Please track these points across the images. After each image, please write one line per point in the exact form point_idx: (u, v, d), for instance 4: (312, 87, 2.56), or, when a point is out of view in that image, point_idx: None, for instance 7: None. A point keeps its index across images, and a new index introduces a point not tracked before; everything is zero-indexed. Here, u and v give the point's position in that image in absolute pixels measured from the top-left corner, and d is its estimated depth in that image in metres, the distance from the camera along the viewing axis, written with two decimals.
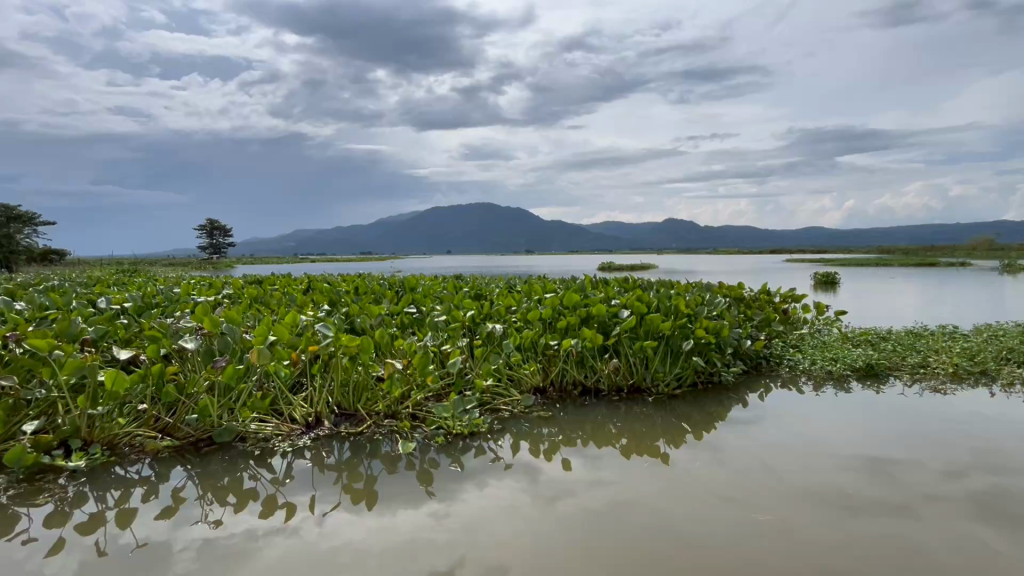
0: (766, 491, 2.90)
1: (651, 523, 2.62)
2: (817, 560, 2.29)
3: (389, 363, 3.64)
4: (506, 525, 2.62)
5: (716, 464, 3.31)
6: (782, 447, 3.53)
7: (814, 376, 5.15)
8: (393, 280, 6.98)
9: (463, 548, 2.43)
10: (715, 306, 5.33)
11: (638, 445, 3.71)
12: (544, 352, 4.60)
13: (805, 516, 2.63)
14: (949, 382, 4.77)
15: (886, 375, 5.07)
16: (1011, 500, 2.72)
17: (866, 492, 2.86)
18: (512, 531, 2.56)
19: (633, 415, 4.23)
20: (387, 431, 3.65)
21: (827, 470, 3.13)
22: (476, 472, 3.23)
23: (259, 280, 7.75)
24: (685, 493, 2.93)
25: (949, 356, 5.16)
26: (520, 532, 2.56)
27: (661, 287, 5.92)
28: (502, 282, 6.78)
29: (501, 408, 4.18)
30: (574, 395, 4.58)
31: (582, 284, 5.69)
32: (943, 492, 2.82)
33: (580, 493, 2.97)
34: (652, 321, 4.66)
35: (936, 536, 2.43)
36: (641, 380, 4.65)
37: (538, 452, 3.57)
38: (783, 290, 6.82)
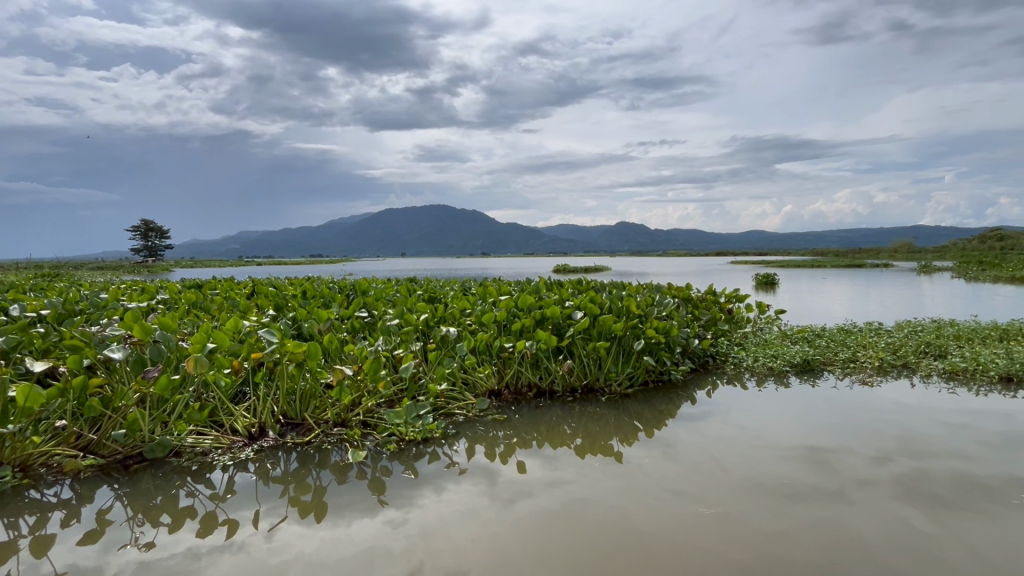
0: (713, 484, 3.01)
1: (607, 521, 2.65)
2: (763, 548, 2.39)
3: (338, 370, 3.49)
4: (465, 529, 2.59)
5: (667, 460, 3.40)
6: (727, 440, 3.67)
7: (757, 372, 5.41)
8: (343, 283, 6.77)
9: (421, 555, 2.38)
10: (664, 307, 5.51)
11: (592, 444, 3.76)
12: (499, 354, 4.58)
13: (750, 506, 2.75)
14: (876, 374, 5.12)
15: (821, 369, 5.40)
16: (930, 481, 2.95)
17: (804, 480, 3.02)
18: (470, 535, 2.53)
19: (587, 415, 4.29)
20: (336, 440, 3.53)
21: (767, 462, 3.28)
22: (433, 477, 3.17)
23: (197, 283, 7.34)
24: (639, 489, 3.00)
25: (875, 350, 5.55)
26: (478, 535, 2.53)
27: (613, 288, 6.07)
28: (457, 284, 6.78)
29: (456, 412, 4.12)
30: (528, 397, 4.60)
31: (537, 286, 5.74)
32: (873, 477, 3.02)
33: (538, 493, 2.98)
34: (605, 322, 4.75)
35: (867, 519, 2.59)
36: (594, 380, 4.73)
37: (493, 455, 3.55)
38: (727, 290, 7.13)
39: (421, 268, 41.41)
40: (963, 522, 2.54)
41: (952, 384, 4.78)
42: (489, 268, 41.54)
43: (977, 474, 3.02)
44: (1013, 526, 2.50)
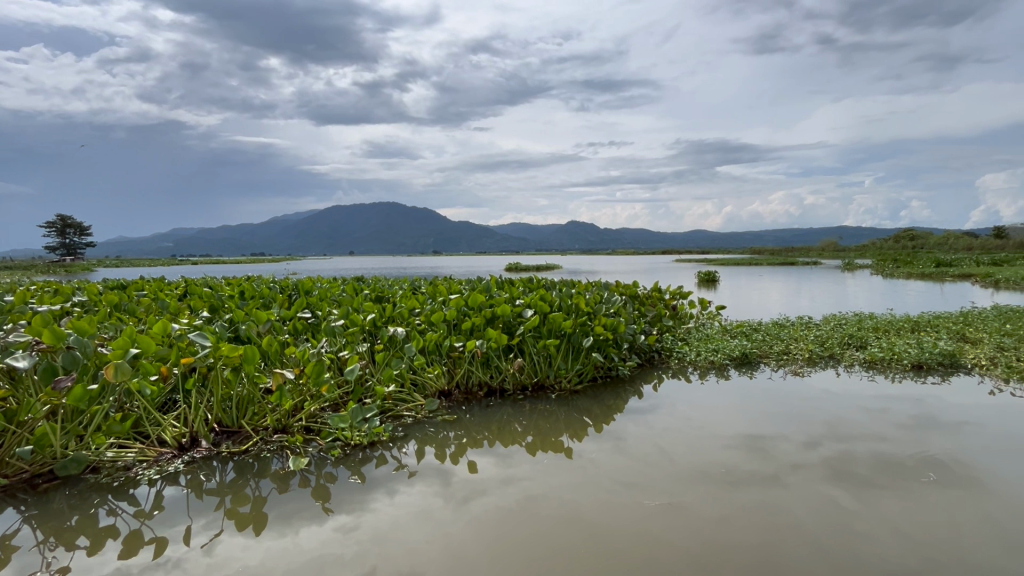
0: (659, 474, 3.10)
1: (560, 515, 2.68)
2: (707, 533, 2.48)
3: (277, 374, 3.30)
4: (418, 531, 2.53)
5: (617, 453, 3.47)
6: (673, 432, 3.79)
7: (699, 366, 5.64)
8: (285, 282, 6.49)
9: (375, 559, 2.31)
10: (612, 304, 5.64)
11: (542, 441, 3.78)
12: (449, 354, 4.51)
13: (694, 494, 2.85)
14: (806, 365, 5.46)
15: (757, 362, 5.69)
16: (854, 463, 3.17)
17: (743, 466, 3.17)
18: (426, 536, 2.49)
19: (538, 413, 4.32)
20: (276, 448, 3.37)
21: (709, 451, 3.41)
22: (383, 481, 3.09)
23: (120, 284, 6.81)
24: (591, 482, 3.05)
25: (805, 343, 5.91)
26: (433, 536, 2.49)
27: (564, 286, 6.14)
28: (406, 283, 6.65)
29: (404, 413, 4.04)
30: (479, 396, 4.57)
31: (487, 284, 5.72)
32: (805, 461, 3.21)
33: (492, 491, 2.97)
34: (554, 320, 4.78)
35: (799, 500, 2.75)
36: (545, 378, 4.76)
37: (444, 456, 3.50)
38: (671, 287, 7.38)
39: (371, 268, 40.44)
40: (882, 499, 2.75)
41: (872, 372, 5.18)
42: (440, 267, 41.11)
43: (895, 455, 3.28)
44: (926, 501, 2.73)
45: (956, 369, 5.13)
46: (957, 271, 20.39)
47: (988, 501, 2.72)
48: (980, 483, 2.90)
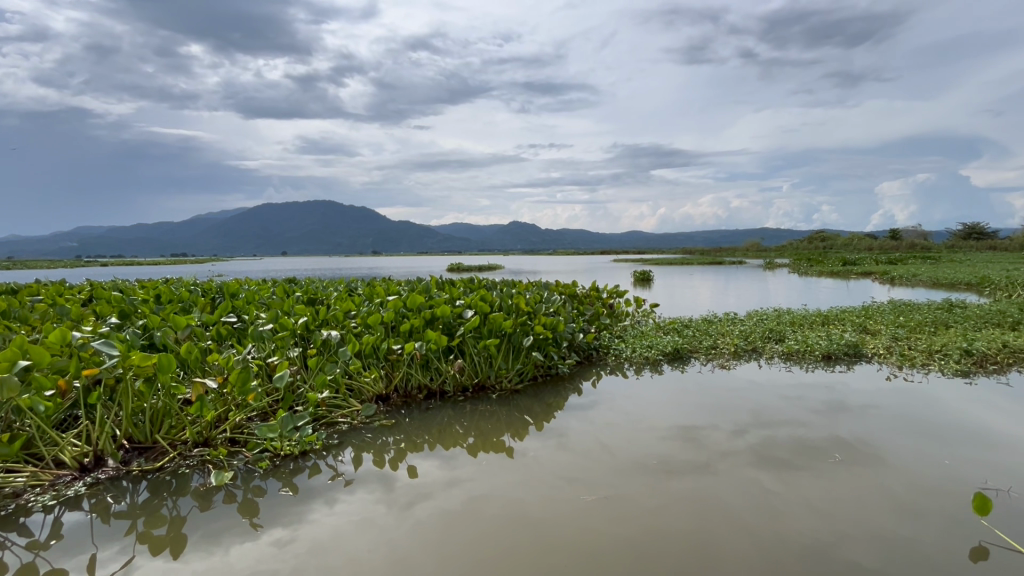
0: (600, 468, 3.18)
1: (505, 514, 2.68)
2: (644, 521, 2.58)
3: (196, 383, 3.06)
4: (360, 540, 2.44)
5: (560, 450, 3.53)
6: (613, 427, 3.90)
7: (635, 362, 5.84)
8: (207, 285, 6.07)
9: (314, 572, 2.21)
10: (552, 303, 5.73)
11: (484, 442, 3.77)
12: (387, 357, 4.40)
13: (633, 485, 2.95)
14: (732, 358, 5.80)
15: (688, 356, 5.97)
16: (776, 447, 3.40)
17: (677, 456, 3.32)
18: (369, 544, 2.41)
19: (479, 413, 4.30)
20: (196, 463, 3.14)
21: (647, 443, 3.54)
22: (319, 491, 2.95)
23: (10, 287, 6.10)
24: (535, 480, 3.07)
25: (731, 338, 6.29)
26: (376, 544, 2.41)
27: (504, 286, 6.17)
28: (342, 285, 6.42)
29: (339, 420, 3.89)
30: (418, 399, 4.50)
31: (427, 285, 5.63)
32: (734, 448, 3.40)
33: (437, 494, 2.92)
34: (495, 320, 4.77)
35: (728, 485, 2.92)
36: (485, 378, 4.75)
37: (383, 462, 3.41)
38: (608, 286, 7.61)
39: (305, 269, 38.76)
40: (800, 479, 2.98)
41: (789, 363, 5.59)
42: (380, 267, 40.10)
43: (811, 438, 3.55)
44: (838, 479, 2.98)
45: (859, 358, 5.65)
46: (858, 269, 22.49)
47: (890, 475, 3.01)
48: (881, 460, 3.20)
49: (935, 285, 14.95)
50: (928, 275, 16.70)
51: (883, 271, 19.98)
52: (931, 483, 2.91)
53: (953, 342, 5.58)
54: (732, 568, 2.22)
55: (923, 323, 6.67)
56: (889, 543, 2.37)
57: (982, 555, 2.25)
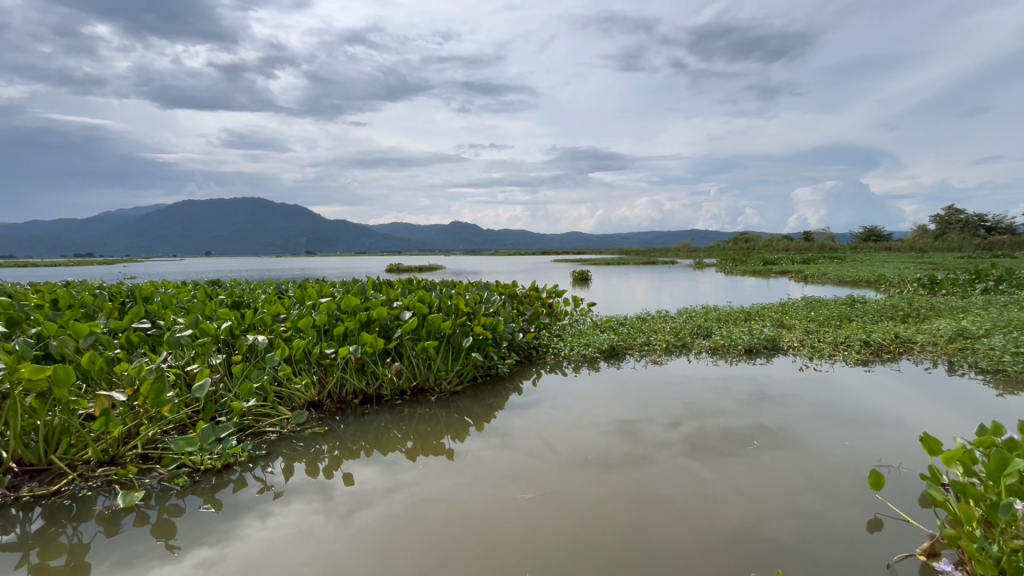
0: (544, 465, 3.22)
1: (449, 517, 2.65)
2: (586, 514, 2.65)
3: (100, 397, 2.77)
4: (296, 554, 2.33)
5: (503, 449, 3.54)
6: (555, 424, 3.96)
7: (573, 360, 5.98)
8: (116, 288, 5.56)
9: None
10: (492, 304, 5.75)
11: (424, 446, 3.71)
12: (319, 362, 4.22)
13: (575, 479, 3.01)
14: (664, 354, 6.07)
15: (623, 353, 6.19)
16: (707, 437, 3.59)
17: (616, 449, 3.42)
18: (307, 557, 2.30)
19: (418, 417, 4.23)
20: (101, 484, 2.87)
21: (588, 439, 3.62)
22: (249, 505, 2.78)
23: None
24: (479, 480, 3.06)
25: (663, 334, 6.58)
26: (313, 557, 2.31)
27: (444, 287, 6.11)
28: (271, 287, 6.09)
29: (267, 429, 3.68)
30: (354, 405, 4.35)
31: (363, 287, 5.46)
32: (668, 439, 3.56)
33: (378, 501, 2.84)
34: (433, 321, 4.70)
35: (663, 475, 3.04)
36: (424, 381, 4.67)
37: (317, 471, 3.27)
38: (547, 286, 7.73)
39: (231, 270, 36.44)
40: (727, 465, 3.16)
41: (715, 357, 5.93)
42: (314, 268, 38.45)
43: (737, 427, 3.78)
44: (758, 463, 3.19)
45: (776, 351, 6.10)
46: (775, 268, 24.32)
47: (802, 457, 3.26)
48: (798, 444, 3.46)
49: (841, 283, 16.40)
50: (834, 275, 17.85)
51: (796, 270, 21.72)
52: (838, 463, 3.18)
53: (854, 334, 6.15)
54: (665, 554, 2.32)
55: (830, 317, 7.32)
56: (802, 520, 2.56)
57: (878, 526, 2.49)
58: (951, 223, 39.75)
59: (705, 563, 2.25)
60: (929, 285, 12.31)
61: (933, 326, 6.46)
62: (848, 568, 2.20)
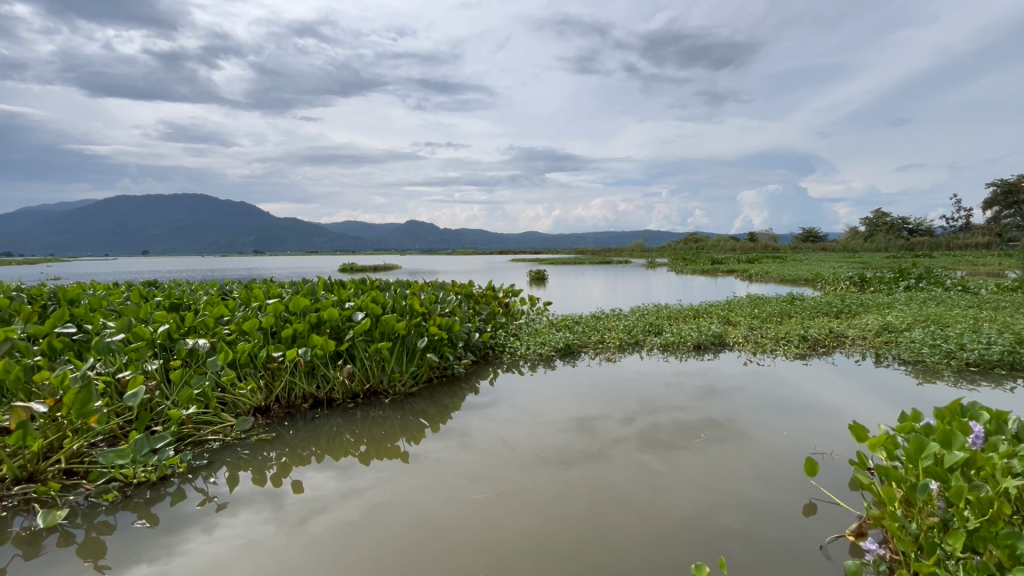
0: (502, 464, 3.22)
1: (406, 520, 2.61)
2: (543, 511, 2.67)
3: (16, 408, 2.55)
4: (245, 567, 2.22)
5: (461, 449, 3.52)
6: (513, 423, 3.97)
7: (530, 359, 6.02)
8: (38, 290, 5.14)
9: None
10: (447, 304, 5.71)
11: (378, 449, 3.63)
12: (266, 365, 4.05)
13: (533, 477, 3.03)
14: (617, 351, 6.22)
15: (579, 351, 6.29)
16: (659, 431, 3.71)
17: (573, 446, 3.47)
18: (256, 570, 2.21)
19: (371, 420, 4.14)
20: (18, 503, 2.64)
21: (546, 436, 3.65)
22: (191, 518, 2.64)
23: None
24: (437, 481, 3.03)
25: (617, 332, 6.74)
26: (263, 569, 2.22)
27: (398, 287, 6.01)
28: (214, 287, 5.80)
29: (209, 438, 3.50)
30: (303, 409, 4.21)
31: (313, 287, 5.29)
32: (623, 435, 3.64)
33: (333, 506, 2.76)
34: (387, 322, 4.61)
35: (618, 469, 3.11)
36: (378, 383, 4.57)
37: (264, 479, 3.13)
38: (503, 285, 7.74)
39: (170, 270, 34.38)
40: (678, 458, 3.27)
41: (666, 353, 6.13)
42: (262, 268, 36.87)
43: (688, 420, 3.91)
44: (706, 454, 3.32)
45: (722, 347, 6.36)
46: (722, 268, 25.38)
47: (746, 447, 3.42)
48: (743, 435, 3.62)
49: (782, 281, 17.30)
50: (776, 273, 18.84)
51: (741, 269, 22.75)
52: (778, 451, 3.35)
53: (793, 329, 6.51)
54: (620, 547, 2.38)
55: (772, 314, 7.71)
56: (746, 507, 2.69)
57: (814, 510, 2.65)
58: (879, 225, 42.79)
59: (657, 553, 2.32)
60: (859, 284, 13.20)
61: (862, 321, 6.93)
62: (788, 550, 2.33)
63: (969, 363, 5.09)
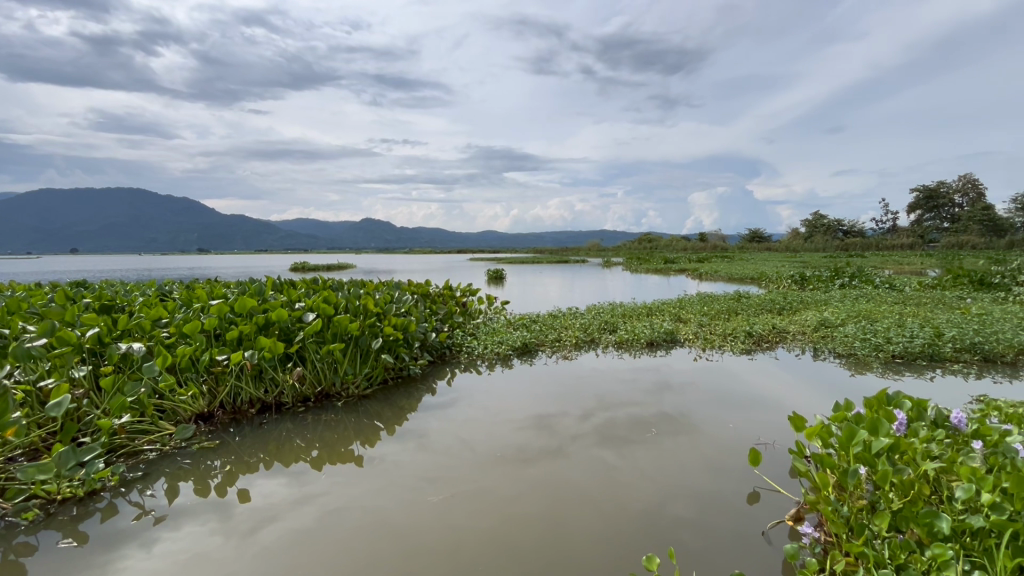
0: (462, 464, 3.20)
1: (363, 525, 2.54)
2: (503, 510, 2.67)
3: None
4: None
5: (420, 451, 3.47)
6: (472, 422, 3.96)
7: (487, 358, 6.01)
8: None
9: None
10: (403, 304, 5.62)
11: (331, 454, 3.52)
12: (209, 369, 3.85)
13: (491, 476, 3.03)
14: (574, 349, 6.31)
15: (536, 349, 6.33)
16: (615, 426, 3.79)
17: (532, 444, 3.49)
18: None
19: (324, 424, 4.01)
20: None
21: (505, 435, 3.66)
22: (127, 534, 2.47)
23: None
24: (395, 484, 2.98)
25: (573, 331, 6.83)
26: None
27: (352, 286, 5.87)
28: (151, 288, 5.47)
29: (144, 448, 3.30)
30: (250, 414, 4.03)
31: (261, 287, 5.08)
32: (581, 431, 3.70)
33: (285, 514, 2.65)
34: (340, 323, 4.48)
35: (575, 465, 3.16)
36: (330, 386, 4.45)
37: (208, 490, 2.98)
38: (460, 285, 7.70)
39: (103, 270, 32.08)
40: (633, 452, 3.35)
41: (621, 350, 6.27)
42: (206, 267, 35.00)
43: (643, 415, 4.02)
44: (657, 448, 3.42)
45: (674, 343, 6.57)
46: (673, 267, 26.22)
47: (696, 440, 3.54)
48: (695, 428, 3.75)
49: (730, 280, 18.07)
50: (725, 272, 19.63)
51: (692, 269, 23.58)
52: (725, 443, 3.50)
53: (739, 326, 6.82)
54: (577, 542, 2.41)
55: (720, 311, 8.05)
56: (696, 498, 2.78)
57: (757, 498, 2.77)
58: (817, 227, 45.44)
59: (613, 547, 2.37)
60: (800, 282, 13.96)
61: (802, 317, 7.33)
62: (735, 537, 2.43)
63: (895, 354, 5.49)
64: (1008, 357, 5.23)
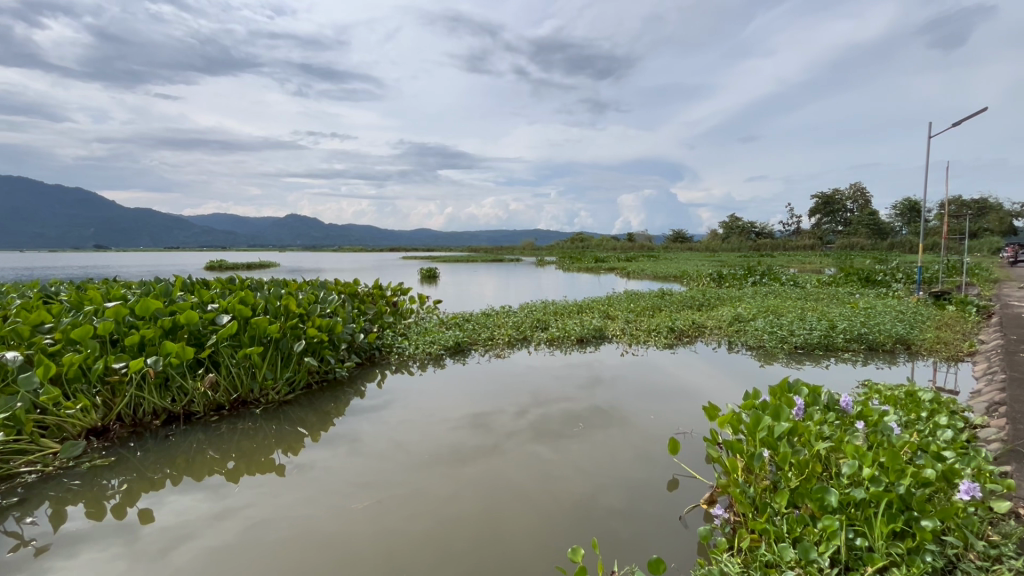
0: (395, 467, 3.11)
1: (288, 537, 2.41)
2: (436, 511, 2.63)
3: None
4: None
5: (351, 456, 3.33)
6: (406, 424, 3.86)
7: (419, 358, 5.90)
8: None
9: None
10: (329, 304, 5.38)
11: (249, 465, 3.30)
12: (104, 379, 3.49)
13: (425, 478, 2.97)
14: (506, 347, 6.34)
15: (468, 348, 6.30)
16: (549, 421, 3.85)
17: (467, 443, 3.47)
18: None
19: (240, 433, 3.75)
20: None
21: (440, 435, 3.60)
22: (5, 568, 2.18)
23: None
24: (325, 492, 2.85)
25: (506, 329, 6.87)
26: None
27: (272, 286, 5.54)
28: (32, 290, 4.85)
29: (21, 471, 2.92)
30: (154, 427, 3.69)
31: (167, 288, 4.67)
32: (516, 428, 3.72)
33: (202, 531, 2.45)
34: (257, 324, 4.21)
35: (508, 463, 3.17)
36: (247, 392, 4.17)
37: (103, 512, 2.69)
38: (390, 284, 7.50)
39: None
40: (564, 446, 3.42)
41: (552, 347, 6.39)
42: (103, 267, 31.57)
43: (575, 410, 4.11)
44: (587, 441, 3.51)
45: (602, 339, 6.80)
46: (603, 266, 27.09)
47: (625, 432, 3.68)
48: (623, 420, 3.90)
49: (654, 278, 18.98)
50: (650, 271, 20.52)
51: (620, 268, 24.53)
52: (651, 433, 3.66)
53: (663, 322, 7.18)
54: (509, 538, 2.42)
55: (645, 308, 8.43)
56: (624, 487, 2.89)
57: (677, 485, 2.93)
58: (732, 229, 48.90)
59: (543, 541, 2.41)
60: (717, 279, 14.94)
61: (718, 313, 7.85)
62: (657, 522, 2.55)
63: (797, 346, 6.01)
64: (887, 345, 5.90)
